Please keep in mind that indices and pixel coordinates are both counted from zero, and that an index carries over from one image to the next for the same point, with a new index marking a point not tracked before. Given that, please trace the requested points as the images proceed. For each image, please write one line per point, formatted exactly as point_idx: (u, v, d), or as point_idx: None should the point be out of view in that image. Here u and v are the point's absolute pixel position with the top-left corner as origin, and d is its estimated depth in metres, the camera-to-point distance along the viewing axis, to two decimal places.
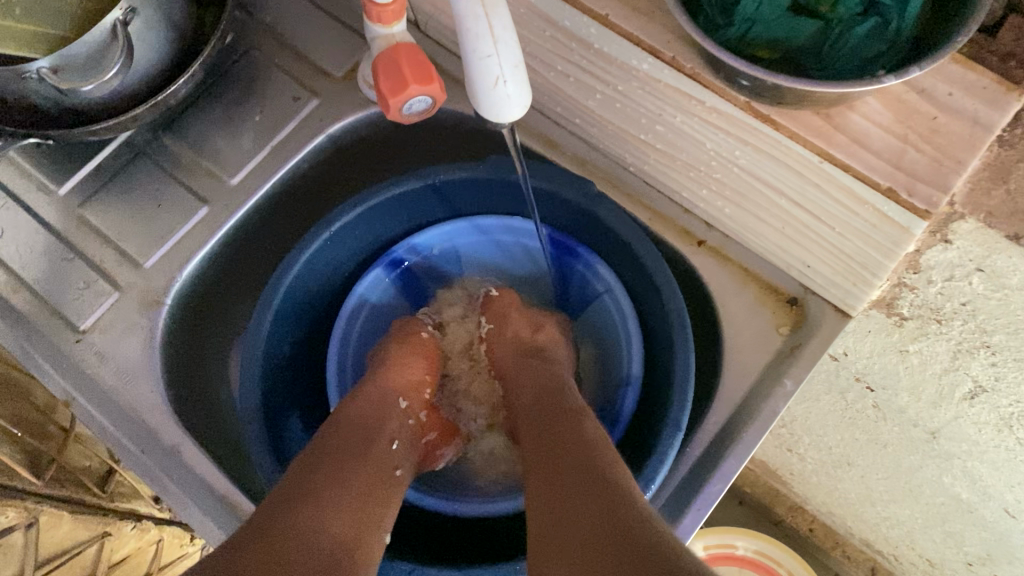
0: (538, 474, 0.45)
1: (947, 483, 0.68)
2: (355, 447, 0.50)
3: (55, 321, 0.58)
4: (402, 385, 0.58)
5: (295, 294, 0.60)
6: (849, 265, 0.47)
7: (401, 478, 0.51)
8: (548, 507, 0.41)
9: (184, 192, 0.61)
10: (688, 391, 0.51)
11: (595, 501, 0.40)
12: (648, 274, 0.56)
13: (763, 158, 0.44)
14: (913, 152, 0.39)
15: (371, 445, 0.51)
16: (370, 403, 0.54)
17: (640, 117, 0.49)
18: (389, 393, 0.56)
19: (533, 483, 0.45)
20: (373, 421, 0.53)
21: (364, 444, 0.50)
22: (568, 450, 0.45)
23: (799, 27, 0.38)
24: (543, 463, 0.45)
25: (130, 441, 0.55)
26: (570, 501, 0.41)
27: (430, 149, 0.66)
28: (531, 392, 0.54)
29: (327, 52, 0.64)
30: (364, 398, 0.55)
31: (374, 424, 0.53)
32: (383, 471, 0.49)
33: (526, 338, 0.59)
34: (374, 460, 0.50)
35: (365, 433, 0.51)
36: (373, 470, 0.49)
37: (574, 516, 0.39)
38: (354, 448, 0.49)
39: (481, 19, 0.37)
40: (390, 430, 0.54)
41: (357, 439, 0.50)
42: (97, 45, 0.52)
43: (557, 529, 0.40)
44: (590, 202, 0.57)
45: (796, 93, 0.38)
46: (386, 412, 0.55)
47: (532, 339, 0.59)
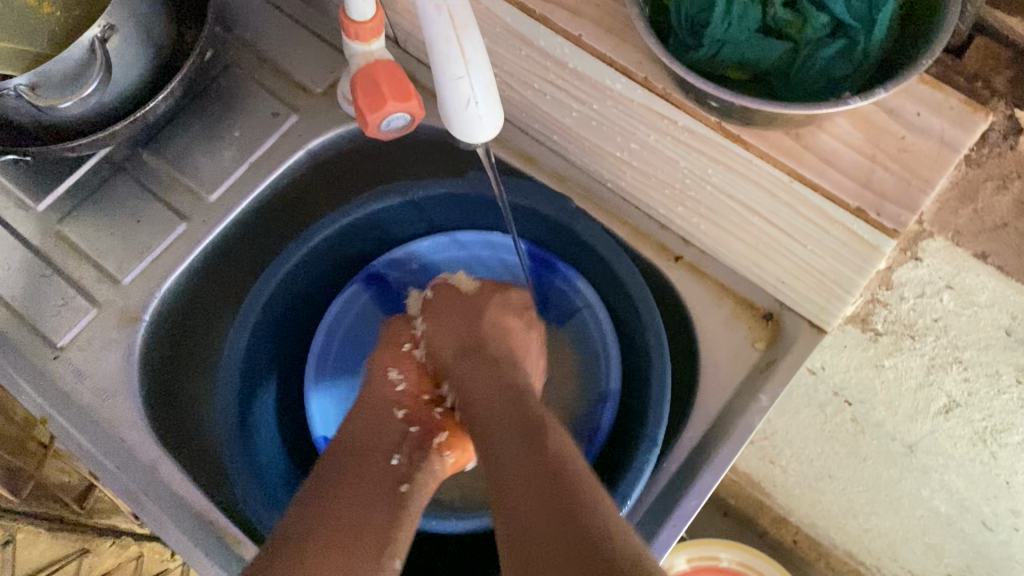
0: (502, 490, 0.42)
1: (925, 496, 0.69)
2: (356, 481, 0.47)
3: (32, 338, 0.58)
4: (392, 398, 0.55)
5: (274, 311, 0.60)
6: (822, 282, 0.48)
7: (410, 492, 0.48)
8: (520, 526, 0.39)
9: (162, 208, 0.61)
10: (664, 412, 0.51)
11: (573, 527, 0.37)
12: (624, 290, 0.56)
13: (735, 176, 0.44)
14: (881, 171, 0.39)
15: (368, 472, 0.48)
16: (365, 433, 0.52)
17: (615, 135, 0.50)
18: (386, 418, 0.53)
19: (497, 499, 0.42)
20: (374, 437, 0.51)
21: (361, 478, 0.48)
22: (536, 464, 0.42)
23: (768, 48, 0.38)
24: (507, 477, 0.43)
25: (107, 458, 0.55)
26: (543, 526, 0.38)
27: (409, 163, 0.66)
28: (488, 397, 0.51)
29: (307, 67, 0.64)
30: (366, 428, 0.52)
31: (367, 451, 0.50)
32: (390, 495, 0.47)
33: (465, 332, 0.56)
34: (378, 486, 0.47)
35: (361, 463, 0.49)
36: (376, 500, 0.46)
37: (542, 545, 0.37)
38: (349, 485, 0.47)
39: (452, 42, 0.37)
40: (388, 446, 0.51)
41: (361, 474, 0.48)
42: (74, 63, 0.52)
43: (535, 552, 0.37)
44: (567, 218, 0.57)
45: (764, 114, 0.38)
46: (382, 433, 0.52)
47: (473, 336, 0.56)
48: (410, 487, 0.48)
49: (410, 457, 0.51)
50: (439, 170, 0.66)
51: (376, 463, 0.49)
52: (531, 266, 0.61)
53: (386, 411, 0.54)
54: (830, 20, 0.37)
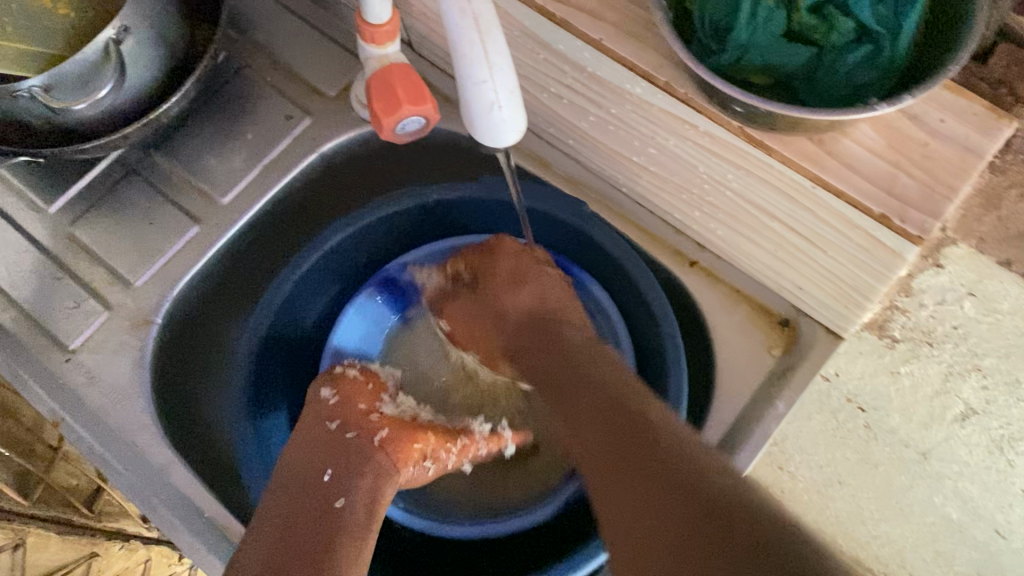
0: (592, 452, 0.46)
1: (937, 503, 0.69)
2: (292, 512, 0.50)
3: (43, 341, 0.57)
4: (328, 412, 0.55)
5: (286, 316, 0.60)
6: (841, 288, 0.47)
7: (348, 508, 0.50)
8: (614, 490, 0.43)
9: (175, 211, 0.60)
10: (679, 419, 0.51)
11: (663, 488, 0.41)
12: (640, 296, 0.56)
13: (755, 182, 0.44)
14: (905, 177, 0.39)
15: (304, 501, 0.51)
16: (306, 450, 0.53)
17: (632, 140, 0.50)
18: (328, 434, 0.54)
19: (589, 462, 0.46)
20: (305, 458, 0.53)
21: (294, 507, 0.50)
22: (617, 426, 0.45)
23: (792, 54, 0.38)
24: (595, 440, 0.46)
25: (118, 462, 0.55)
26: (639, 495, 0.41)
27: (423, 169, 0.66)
28: (546, 372, 0.53)
29: (320, 70, 0.63)
30: (303, 448, 0.54)
31: (300, 473, 0.52)
32: (325, 515, 0.50)
33: (503, 311, 0.57)
34: (313, 512, 0.50)
35: (297, 497, 0.51)
36: (312, 526, 0.49)
37: (642, 505, 0.41)
38: (286, 521, 0.49)
39: (477, 45, 0.37)
40: (322, 459, 0.53)
41: (296, 503, 0.50)
42: (89, 64, 0.51)
43: (633, 519, 0.41)
44: (581, 221, 0.57)
45: (788, 119, 0.38)
46: (323, 447, 0.54)
47: (512, 313, 0.57)
48: (346, 500, 0.51)
49: (346, 467, 0.53)
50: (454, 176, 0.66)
51: (310, 485, 0.51)
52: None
53: (321, 424, 0.55)
54: (856, 26, 0.37)
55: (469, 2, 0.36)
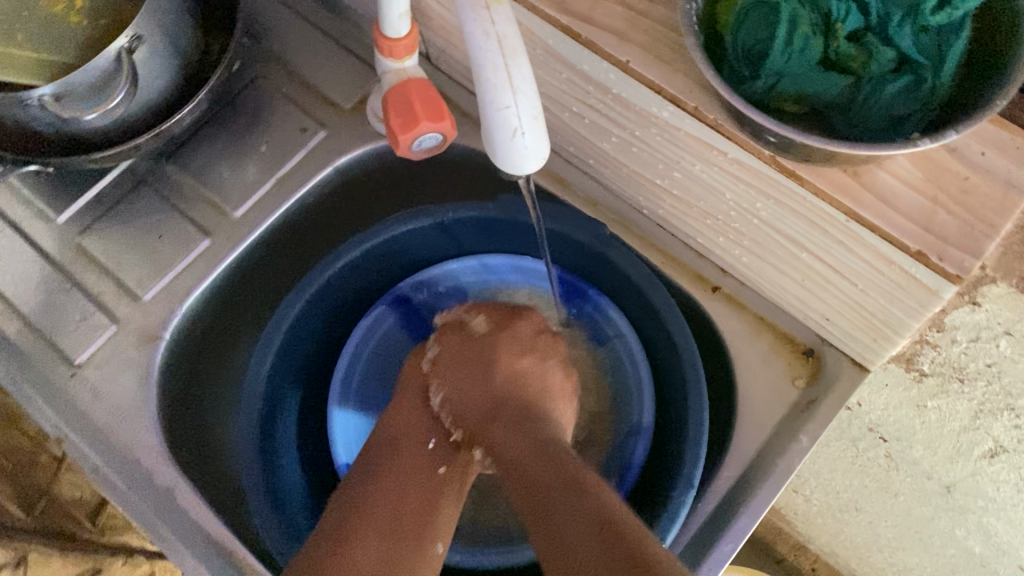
0: (537, 518, 0.42)
1: (959, 536, 0.67)
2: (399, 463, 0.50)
3: (49, 355, 0.56)
4: (422, 384, 0.56)
5: (296, 336, 0.59)
6: (870, 322, 0.46)
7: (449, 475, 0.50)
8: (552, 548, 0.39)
9: (185, 223, 0.59)
10: (702, 451, 0.49)
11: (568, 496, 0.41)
12: (660, 322, 0.55)
13: (785, 211, 0.42)
14: (944, 214, 0.37)
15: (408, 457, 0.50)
16: (410, 418, 0.54)
17: (657, 163, 0.48)
18: (420, 407, 0.55)
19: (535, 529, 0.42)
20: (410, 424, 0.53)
21: (397, 457, 0.50)
22: (551, 486, 0.43)
23: (829, 83, 0.36)
24: (541, 510, 0.42)
25: (121, 480, 0.54)
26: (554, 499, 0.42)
27: (438, 189, 0.65)
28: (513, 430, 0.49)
29: (335, 81, 0.62)
30: (401, 417, 0.54)
31: (406, 436, 0.52)
32: (427, 475, 0.49)
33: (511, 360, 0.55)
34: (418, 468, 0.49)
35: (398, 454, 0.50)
36: (417, 487, 0.48)
37: (560, 526, 0.40)
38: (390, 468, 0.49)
39: (500, 69, 0.36)
40: (423, 431, 0.53)
41: (397, 454, 0.50)
42: (99, 72, 0.50)
43: (545, 519, 0.41)
44: (602, 245, 0.56)
45: (824, 152, 0.36)
46: (426, 419, 0.54)
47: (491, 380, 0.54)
48: (448, 470, 0.50)
49: (448, 442, 0.52)
50: (472, 195, 0.64)
51: (414, 446, 0.51)
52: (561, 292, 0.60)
53: (422, 398, 0.55)
54: (897, 55, 0.36)
55: (493, 23, 0.35)
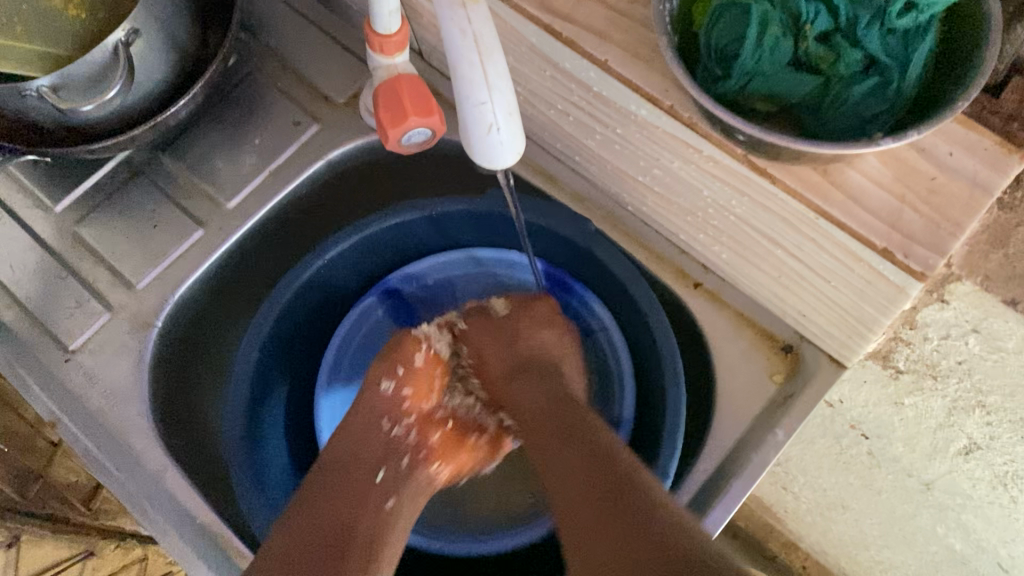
0: (565, 498, 0.44)
1: (941, 533, 0.68)
2: (342, 492, 0.50)
3: (45, 341, 0.58)
4: (382, 407, 0.55)
5: (286, 324, 0.60)
6: (845, 319, 0.47)
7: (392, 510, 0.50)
8: (580, 527, 0.42)
9: (179, 214, 0.60)
10: (678, 438, 0.51)
11: (606, 494, 0.42)
12: (641, 315, 0.56)
13: (759, 209, 0.43)
14: (911, 213, 0.38)
15: (355, 486, 0.50)
16: (364, 443, 0.53)
17: (638, 160, 0.49)
18: (375, 431, 0.54)
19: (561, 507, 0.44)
20: (361, 446, 0.53)
21: (343, 493, 0.50)
22: (584, 470, 0.44)
23: (798, 83, 0.37)
24: (565, 489, 0.44)
25: (112, 462, 0.55)
26: (586, 505, 0.42)
27: (429, 183, 0.66)
28: (545, 411, 0.51)
29: (330, 77, 0.63)
30: (351, 440, 0.53)
31: (353, 463, 0.52)
32: (369, 508, 0.49)
33: (519, 339, 0.56)
34: (363, 499, 0.50)
35: (344, 480, 0.51)
36: (361, 521, 0.48)
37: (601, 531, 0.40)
38: (334, 496, 0.49)
39: (477, 66, 0.37)
40: (377, 457, 0.53)
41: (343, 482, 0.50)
42: (97, 65, 0.51)
43: (580, 531, 0.42)
44: (587, 241, 0.58)
45: (792, 150, 0.37)
46: (378, 443, 0.53)
47: (515, 355, 0.55)
48: (396, 502, 0.51)
49: (399, 471, 0.52)
50: (461, 190, 0.65)
51: (362, 471, 0.51)
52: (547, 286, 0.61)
53: (376, 416, 0.55)
54: (864, 56, 0.36)
55: (469, 22, 0.36)
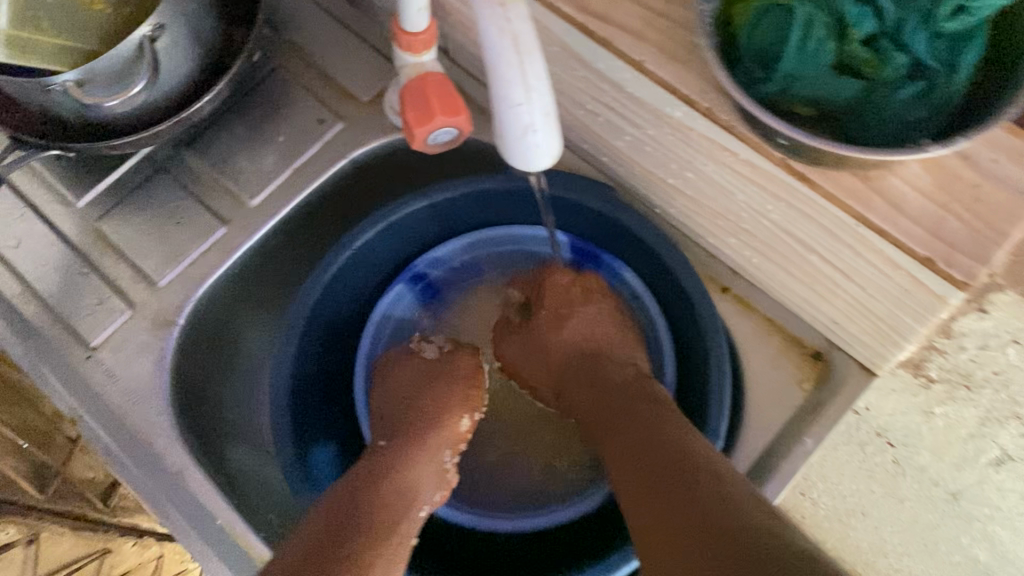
0: (636, 487, 0.42)
1: (965, 542, 0.67)
2: (377, 502, 0.47)
3: (66, 338, 0.57)
4: (451, 437, 0.55)
5: (319, 317, 0.57)
6: (879, 326, 0.46)
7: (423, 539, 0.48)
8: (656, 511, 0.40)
9: (202, 211, 0.60)
10: (725, 407, 0.49)
11: (683, 487, 0.40)
12: (683, 292, 0.53)
13: (794, 214, 0.43)
14: (953, 221, 0.37)
15: (393, 505, 0.48)
16: (415, 466, 0.51)
17: (670, 163, 0.48)
18: (420, 446, 0.53)
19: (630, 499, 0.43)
20: (404, 471, 0.50)
21: (385, 506, 0.47)
22: (660, 466, 0.42)
23: (841, 87, 0.37)
24: (637, 491, 0.42)
25: (134, 463, 0.55)
26: (661, 495, 0.40)
27: (447, 161, 0.64)
28: (604, 413, 0.50)
29: (355, 74, 0.63)
30: (400, 457, 0.51)
31: (399, 474, 0.50)
32: (401, 517, 0.47)
33: (558, 329, 0.56)
34: (397, 523, 0.47)
35: (386, 494, 0.48)
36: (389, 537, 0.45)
37: (679, 521, 0.38)
38: (373, 506, 0.46)
39: (514, 67, 0.36)
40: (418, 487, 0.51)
41: (386, 485, 0.48)
42: (122, 60, 0.51)
43: (660, 523, 0.39)
44: (614, 209, 0.54)
45: (835, 156, 0.36)
46: (427, 461, 0.52)
47: (558, 350, 0.56)
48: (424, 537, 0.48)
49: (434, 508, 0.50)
50: (480, 167, 0.64)
51: (407, 482, 0.50)
52: (572, 257, 0.60)
53: (422, 429, 0.54)
54: (910, 60, 0.36)
55: (508, 21, 0.35)
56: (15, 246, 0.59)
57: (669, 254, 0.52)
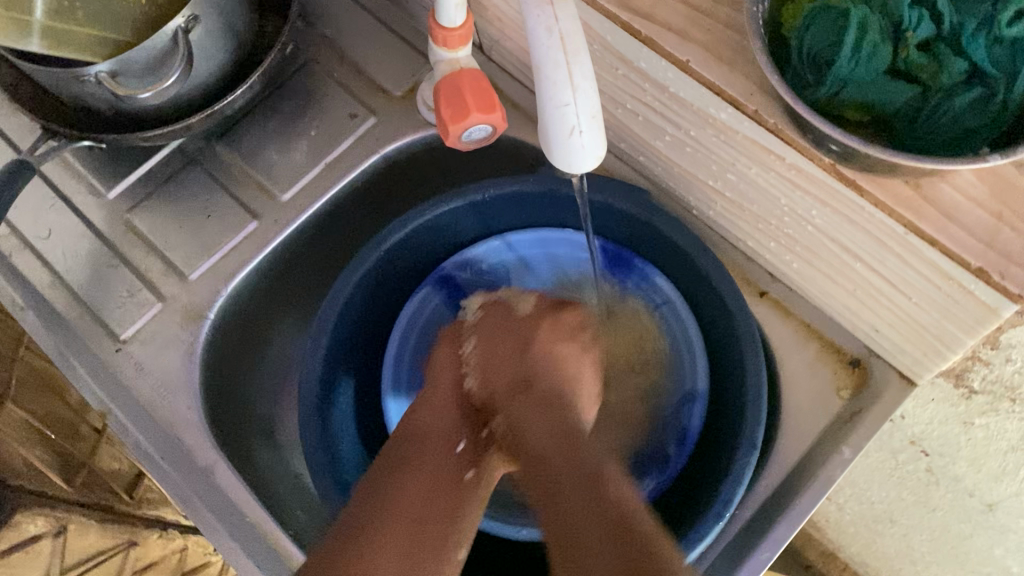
0: (543, 490, 0.42)
1: (998, 554, 0.66)
2: (416, 457, 0.48)
3: (95, 329, 0.57)
4: (451, 366, 0.55)
5: (350, 317, 0.57)
6: (922, 335, 0.45)
7: (478, 476, 0.47)
8: (553, 510, 0.40)
9: (233, 204, 0.60)
10: (762, 411, 0.48)
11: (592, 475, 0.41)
12: (718, 297, 0.52)
13: (841, 220, 0.42)
14: (1008, 231, 0.36)
15: (436, 457, 0.48)
16: (446, 418, 0.52)
17: (711, 164, 0.47)
18: (462, 409, 0.52)
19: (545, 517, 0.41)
20: (441, 428, 0.51)
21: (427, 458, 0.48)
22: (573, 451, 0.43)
23: (895, 93, 0.36)
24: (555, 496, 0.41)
25: (163, 456, 0.55)
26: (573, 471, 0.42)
27: (481, 165, 0.64)
28: (540, 417, 0.48)
29: (388, 69, 0.62)
30: (431, 415, 0.52)
31: (434, 437, 0.50)
32: (457, 481, 0.46)
33: (524, 346, 0.53)
34: (444, 471, 0.47)
35: (424, 450, 0.48)
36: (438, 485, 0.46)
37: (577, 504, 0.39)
38: (412, 463, 0.47)
39: (561, 66, 0.36)
40: (454, 432, 0.50)
41: (424, 454, 0.48)
42: (155, 51, 0.50)
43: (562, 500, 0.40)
44: (649, 211, 0.53)
45: (887, 163, 0.35)
46: (460, 414, 0.52)
47: (523, 360, 0.52)
48: (478, 472, 0.47)
49: (479, 441, 0.50)
50: (513, 168, 0.63)
51: (442, 440, 0.50)
52: (604, 263, 0.59)
53: (456, 386, 0.54)
54: (968, 66, 0.35)
55: (556, 19, 0.35)
56: (46, 236, 0.59)
57: (704, 257, 0.51)
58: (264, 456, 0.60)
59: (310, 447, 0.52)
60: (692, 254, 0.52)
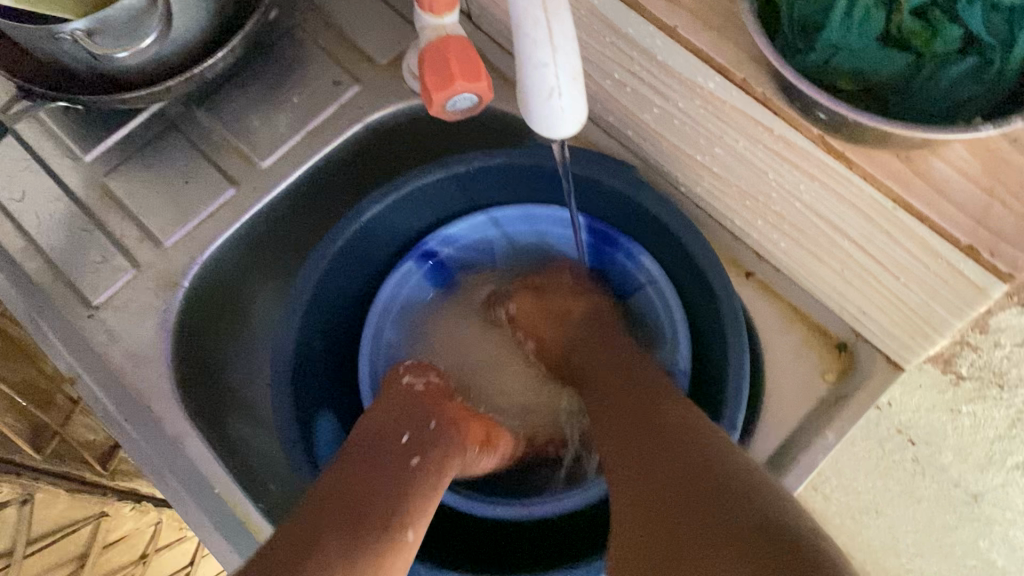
0: (620, 443, 0.45)
1: None
2: (366, 455, 0.49)
3: (67, 295, 0.56)
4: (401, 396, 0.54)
5: (326, 288, 0.55)
6: (911, 318, 0.44)
7: (421, 467, 0.49)
8: (632, 456, 0.43)
9: (212, 170, 0.58)
10: (743, 395, 0.47)
11: (668, 431, 0.43)
12: (703, 277, 0.51)
13: (829, 195, 0.40)
14: (1000, 208, 0.34)
15: (378, 455, 0.49)
16: (390, 412, 0.52)
17: (698, 138, 0.46)
18: (415, 404, 0.53)
19: (621, 473, 0.43)
20: (388, 422, 0.51)
21: (376, 453, 0.49)
22: (642, 411, 0.46)
23: (886, 62, 0.34)
24: (636, 454, 0.43)
25: (132, 427, 0.54)
26: (646, 430, 0.44)
27: (467, 141, 0.63)
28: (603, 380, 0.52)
29: (375, 36, 0.60)
30: (383, 414, 0.52)
31: (382, 432, 0.51)
32: (399, 473, 0.48)
33: (559, 312, 0.59)
34: (386, 464, 0.48)
35: (371, 448, 0.49)
36: (386, 477, 0.47)
37: (662, 462, 0.41)
38: (358, 459, 0.48)
39: (541, 25, 0.35)
40: (399, 424, 0.51)
41: (371, 461, 0.48)
42: (133, 11, 0.49)
43: (639, 462, 0.43)
44: (635, 187, 0.52)
45: (876, 133, 0.34)
46: (404, 412, 0.52)
47: (562, 327, 0.58)
48: (421, 462, 0.49)
49: (424, 435, 0.51)
50: (501, 143, 0.62)
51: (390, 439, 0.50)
52: (590, 240, 0.58)
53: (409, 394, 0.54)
54: (963, 34, 0.33)
55: None
56: (20, 198, 0.57)
57: (690, 235, 0.50)
58: (237, 431, 0.59)
59: (280, 420, 0.51)
60: (678, 234, 0.51)
